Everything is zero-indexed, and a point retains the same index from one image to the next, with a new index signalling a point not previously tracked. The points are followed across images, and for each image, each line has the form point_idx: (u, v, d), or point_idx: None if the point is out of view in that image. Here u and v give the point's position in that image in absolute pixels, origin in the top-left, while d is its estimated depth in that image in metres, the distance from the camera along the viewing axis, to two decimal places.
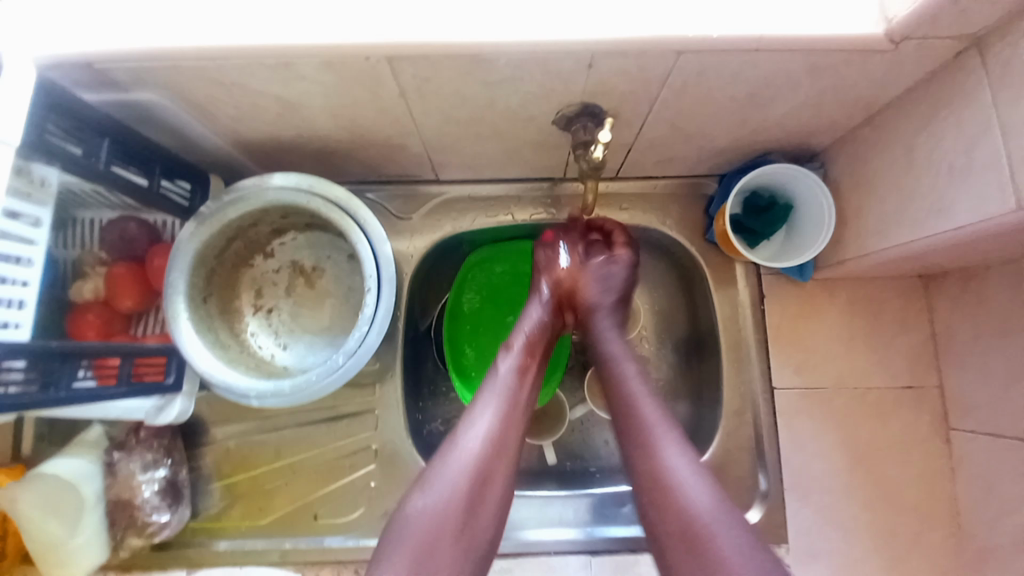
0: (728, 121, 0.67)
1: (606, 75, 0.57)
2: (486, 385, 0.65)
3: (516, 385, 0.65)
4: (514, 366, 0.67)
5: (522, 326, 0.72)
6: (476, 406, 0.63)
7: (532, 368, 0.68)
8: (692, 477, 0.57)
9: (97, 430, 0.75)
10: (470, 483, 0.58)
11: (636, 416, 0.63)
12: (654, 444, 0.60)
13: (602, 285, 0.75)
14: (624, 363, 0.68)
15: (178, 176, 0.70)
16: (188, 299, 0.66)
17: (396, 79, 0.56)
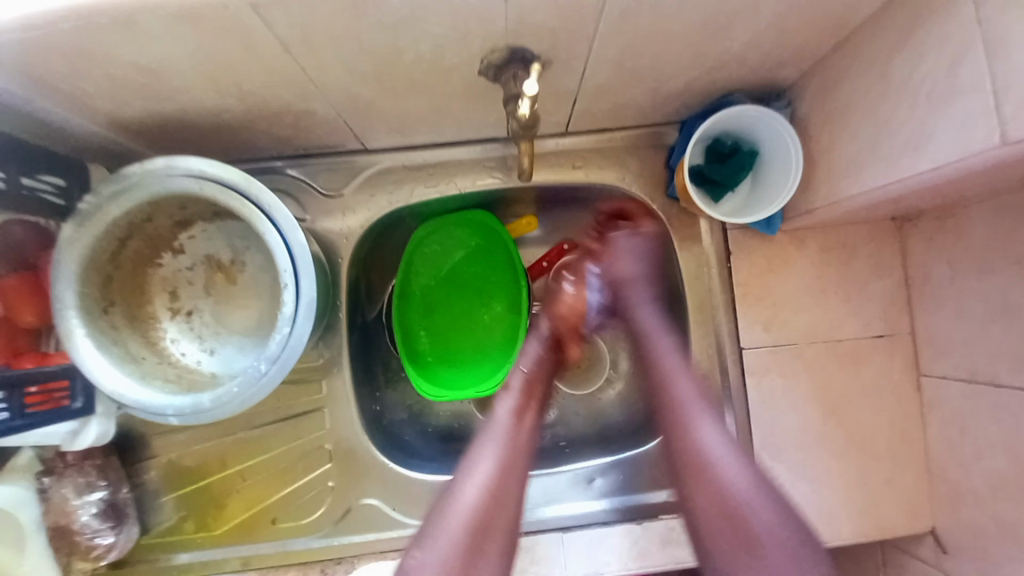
0: (680, 56, 0.58)
1: (528, 9, 0.47)
2: (487, 428, 0.61)
3: (516, 430, 0.61)
4: (516, 408, 0.63)
5: (519, 363, 0.68)
6: (475, 453, 0.60)
7: (531, 409, 0.64)
8: (729, 455, 0.58)
9: (27, 453, 0.67)
10: (468, 536, 0.54)
11: (667, 395, 0.62)
12: (692, 417, 0.60)
13: (636, 260, 0.72)
14: (658, 331, 0.67)
15: (44, 171, 0.59)
16: (83, 312, 0.58)
17: (272, 29, 0.46)
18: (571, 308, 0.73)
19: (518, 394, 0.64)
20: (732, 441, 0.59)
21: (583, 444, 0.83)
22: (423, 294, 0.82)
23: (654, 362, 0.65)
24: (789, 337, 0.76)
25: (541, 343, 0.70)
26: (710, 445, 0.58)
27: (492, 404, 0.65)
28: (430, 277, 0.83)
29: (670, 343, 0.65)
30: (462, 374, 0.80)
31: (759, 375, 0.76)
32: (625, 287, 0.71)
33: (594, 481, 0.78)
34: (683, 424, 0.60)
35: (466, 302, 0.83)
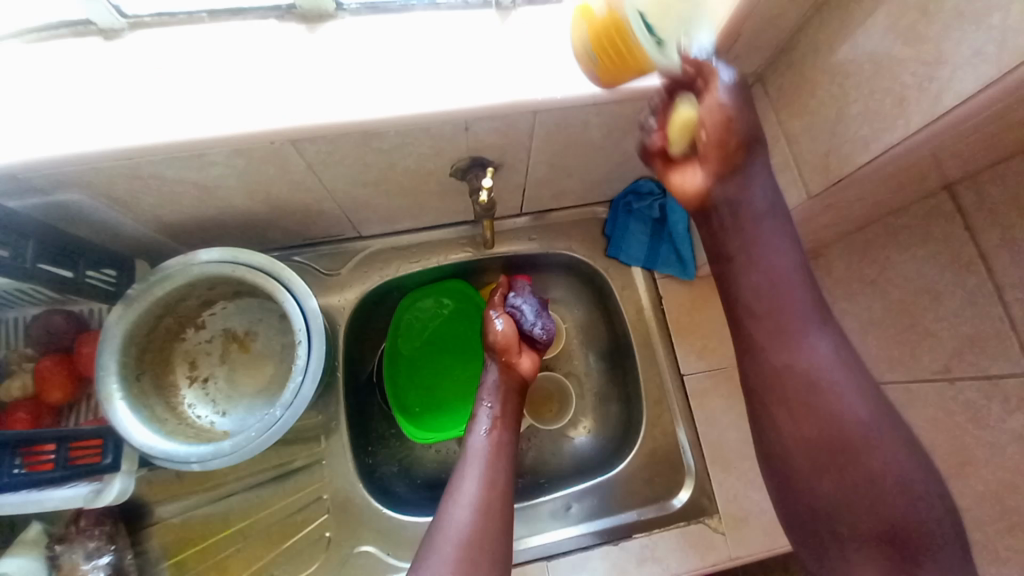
0: (596, 156, 0.80)
1: (483, 133, 0.68)
2: (466, 453, 0.69)
3: (491, 448, 0.69)
4: (490, 429, 0.72)
5: (482, 396, 0.77)
6: (459, 476, 0.66)
7: (501, 425, 0.73)
8: (835, 363, 0.53)
9: (36, 526, 0.72)
10: (462, 547, 0.59)
11: (750, 283, 0.56)
12: (789, 334, 0.54)
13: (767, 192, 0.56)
14: (773, 235, 0.56)
15: (104, 265, 0.73)
16: (121, 379, 0.68)
17: (301, 155, 0.65)
18: (503, 337, 0.79)
19: (490, 416, 0.74)
20: (838, 349, 0.54)
21: (559, 478, 0.92)
22: (408, 353, 0.96)
23: (773, 355, 0.55)
24: (720, 364, 0.91)
25: (497, 372, 0.79)
26: (816, 356, 0.54)
27: (467, 433, 0.73)
28: (414, 339, 0.96)
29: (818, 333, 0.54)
30: (444, 420, 0.92)
31: (701, 398, 0.90)
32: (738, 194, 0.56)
33: (571, 509, 0.86)
34: (781, 334, 0.55)
35: (447, 358, 0.97)
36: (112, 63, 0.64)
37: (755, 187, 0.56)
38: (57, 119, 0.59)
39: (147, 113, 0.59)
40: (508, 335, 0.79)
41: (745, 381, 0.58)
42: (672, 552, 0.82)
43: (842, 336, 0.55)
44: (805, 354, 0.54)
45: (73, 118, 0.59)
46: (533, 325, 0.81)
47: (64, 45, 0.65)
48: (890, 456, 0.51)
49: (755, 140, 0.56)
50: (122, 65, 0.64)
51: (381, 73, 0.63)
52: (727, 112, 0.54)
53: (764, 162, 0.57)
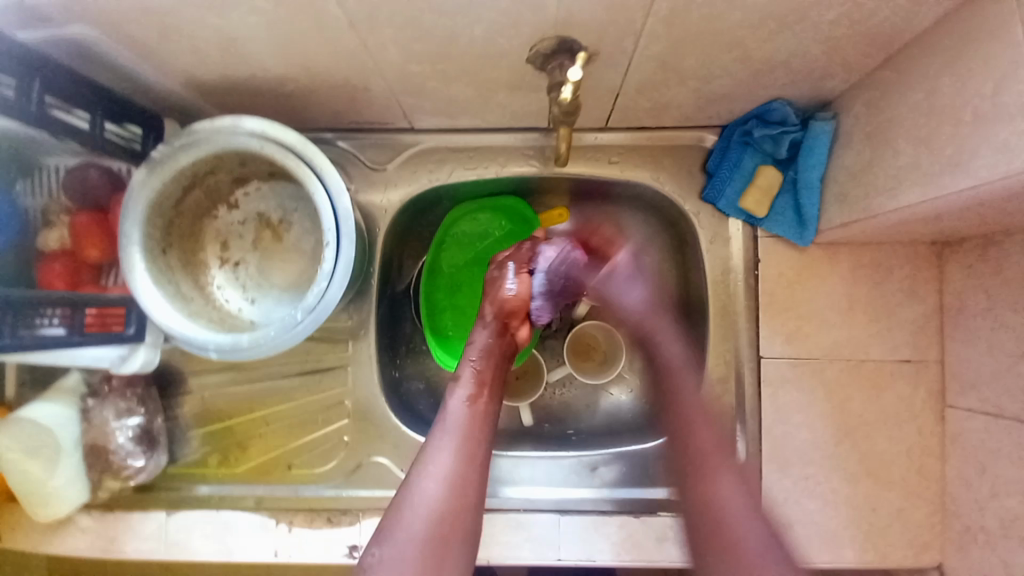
0: (724, 59, 0.59)
1: (579, 0, 0.49)
2: (441, 422, 0.61)
3: (470, 417, 0.61)
4: (469, 397, 0.62)
5: (469, 354, 0.67)
6: (430, 445, 0.58)
7: (486, 393, 0.63)
8: (700, 442, 0.66)
9: (75, 377, 0.75)
10: (432, 527, 0.53)
11: (668, 363, 0.73)
12: (680, 391, 0.70)
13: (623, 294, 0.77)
14: (669, 343, 0.73)
15: (128, 121, 0.66)
16: (145, 250, 0.64)
17: (340, 5, 0.50)
18: (512, 304, 0.71)
19: (472, 382, 0.63)
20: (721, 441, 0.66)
21: (590, 436, 0.85)
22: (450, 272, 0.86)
23: (685, 435, 0.68)
24: (811, 353, 0.76)
25: (490, 333, 0.69)
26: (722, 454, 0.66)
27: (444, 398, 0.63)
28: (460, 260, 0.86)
29: (690, 381, 0.70)
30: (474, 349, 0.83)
31: (775, 387, 0.76)
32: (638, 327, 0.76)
33: (597, 470, 0.79)
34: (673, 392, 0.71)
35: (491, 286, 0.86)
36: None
37: (681, 373, 0.72)
38: None
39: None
40: (519, 301, 0.72)
41: (669, 417, 0.71)
42: None
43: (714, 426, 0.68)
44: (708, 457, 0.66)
45: None
46: (626, 307, 0.76)
47: None
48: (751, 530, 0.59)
49: None
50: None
51: None
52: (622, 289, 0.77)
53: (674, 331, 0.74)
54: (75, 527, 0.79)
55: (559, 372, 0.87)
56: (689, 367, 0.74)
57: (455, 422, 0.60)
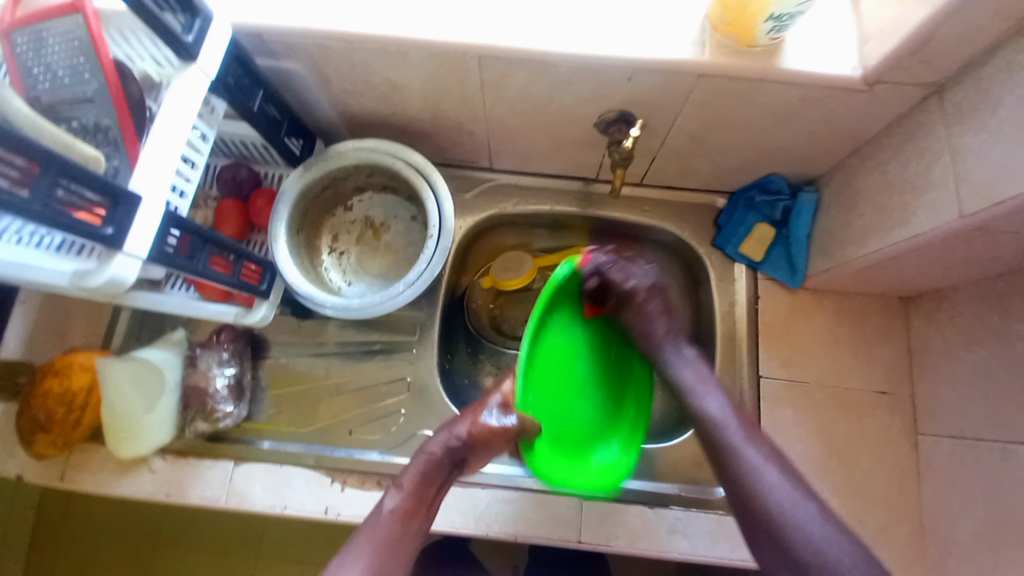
0: (738, 139, 0.82)
1: (643, 87, 0.73)
2: (368, 525, 0.67)
3: (392, 537, 0.66)
4: (399, 509, 0.67)
5: (418, 457, 0.71)
6: (348, 553, 0.64)
7: (417, 514, 0.68)
8: (764, 464, 0.64)
9: (181, 333, 0.92)
10: None
11: (708, 416, 0.69)
12: (733, 446, 0.66)
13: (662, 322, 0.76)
14: (681, 368, 0.74)
15: (296, 134, 0.85)
16: (287, 228, 0.82)
17: (481, 73, 0.73)
18: (485, 429, 0.70)
19: (401, 495, 0.68)
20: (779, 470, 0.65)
21: None
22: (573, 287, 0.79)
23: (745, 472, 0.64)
24: (802, 377, 0.91)
25: (443, 443, 0.71)
26: (718, 413, 0.69)
27: (383, 495, 0.70)
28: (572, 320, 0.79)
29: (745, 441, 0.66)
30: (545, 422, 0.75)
31: (773, 403, 0.90)
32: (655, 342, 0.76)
33: None
34: (723, 446, 0.67)
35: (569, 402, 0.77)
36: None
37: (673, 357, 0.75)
38: None
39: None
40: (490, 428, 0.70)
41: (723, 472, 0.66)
42: (711, 535, 0.83)
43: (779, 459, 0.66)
44: (745, 455, 0.65)
45: None
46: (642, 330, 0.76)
47: None
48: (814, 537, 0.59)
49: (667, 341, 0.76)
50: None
51: (574, 8, 0.70)
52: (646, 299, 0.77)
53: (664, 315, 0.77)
54: (147, 467, 0.84)
55: None
56: (720, 397, 0.71)
57: (372, 540, 0.65)
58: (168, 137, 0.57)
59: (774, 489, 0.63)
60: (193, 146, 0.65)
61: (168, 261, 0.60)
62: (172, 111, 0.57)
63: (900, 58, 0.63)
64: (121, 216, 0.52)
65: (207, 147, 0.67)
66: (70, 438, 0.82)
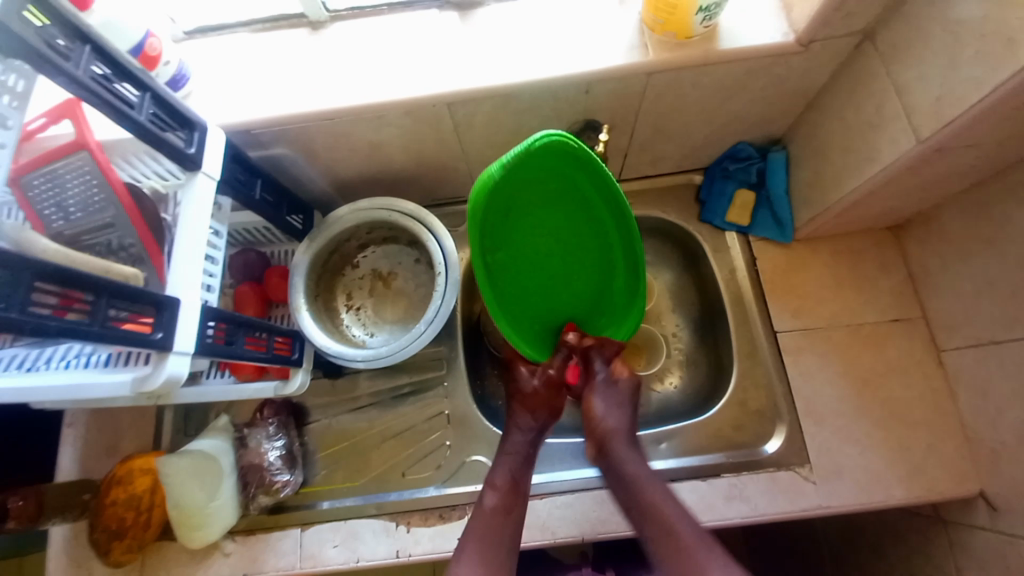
0: (699, 119, 0.88)
1: (601, 94, 0.78)
2: (472, 527, 0.75)
3: (498, 526, 0.74)
4: (500, 499, 0.77)
5: (501, 454, 0.83)
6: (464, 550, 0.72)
7: (514, 507, 0.76)
8: None
9: (224, 418, 0.95)
10: None
11: (672, 528, 0.70)
12: (694, 559, 0.67)
13: (610, 410, 0.84)
14: (644, 476, 0.76)
15: (296, 211, 0.91)
16: (305, 296, 0.87)
17: (452, 117, 0.79)
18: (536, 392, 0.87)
19: (493, 488, 0.78)
20: (736, 572, 0.65)
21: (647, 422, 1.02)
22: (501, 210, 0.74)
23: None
24: (816, 324, 0.94)
25: (518, 432, 0.85)
26: (682, 519, 0.71)
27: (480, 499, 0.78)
28: (515, 240, 0.79)
29: (712, 553, 0.67)
30: (529, 334, 0.87)
31: (795, 354, 0.93)
32: (613, 434, 0.81)
33: (661, 444, 0.93)
34: (683, 561, 0.67)
35: (538, 253, 0.81)
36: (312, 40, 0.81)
37: (627, 455, 0.79)
38: (277, 85, 0.76)
39: (338, 79, 0.76)
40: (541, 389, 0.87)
41: None
42: (766, 493, 0.85)
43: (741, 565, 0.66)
44: (708, 569, 0.65)
45: (281, 87, 0.76)
46: (610, 419, 0.83)
47: (277, 31, 0.83)
48: None
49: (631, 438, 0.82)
50: (319, 41, 0.81)
51: (523, 41, 0.77)
52: (609, 416, 0.83)
53: (626, 412, 0.84)
54: (220, 552, 0.87)
55: None
56: (689, 517, 0.71)
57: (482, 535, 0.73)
58: (192, 242, 0.63)
59: None
60: (211, 243, 0.71)
61: (209, 350, 0.65)
62: (192, 219, 0.63)
63: (825, 17, 0.68)
64: (167, 321, 0.57)
65: (222, 241, 0.73)
66: (143, 539, 0.86)
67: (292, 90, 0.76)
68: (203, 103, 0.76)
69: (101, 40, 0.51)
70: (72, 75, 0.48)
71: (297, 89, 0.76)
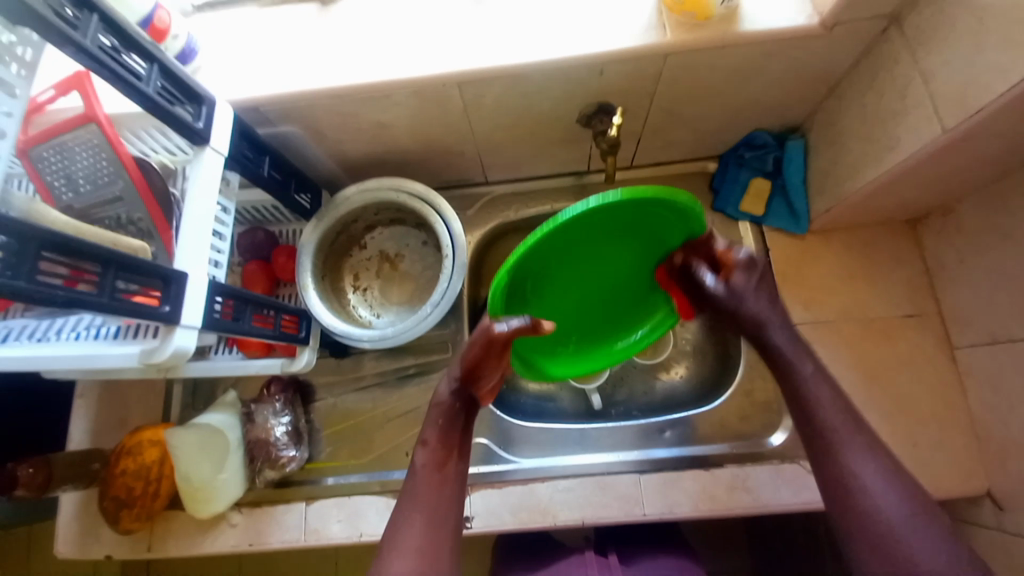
0: (715, 104, 0.85)
1: (614, 76, 0.77)
2: (405, 491, 0.64)
3: (430, 487, 0.63)
4: (434, 458, 0.65)
5: (430, 415, 0.69)
6: (402, 518, 0.61)
7: (449, 461, 0.65)
8: (883, 479, 0.55)
9: (232, 394, 0.96)
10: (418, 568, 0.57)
11: (817, 416, 0.60)
12: (841, 445, 0.57)
13: (753, 298, 0.68)
14: (798, 356, 0.64)
15: (304, 190, 0.91)
16: (312, 275, 0.88)
17: (461, 97, 0.78)
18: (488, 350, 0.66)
19: (425, 446, 0.66)
20: (886, 467, 0.56)
21: (651, 411, 1.02)
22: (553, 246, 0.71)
23: (846, 464, 0.56)
24: (826, 317, 0.92)
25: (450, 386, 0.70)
26: (827, 403, 0.60)
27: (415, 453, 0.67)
28: (555, 285, 0.81)
29: (862, 447, 0.57)
30: (613, 356, 0.88)
31: None
32: (750, 322, 0.67)
33: (664, 433, 0.92)
34: (830, 446, 0.58)
35: (588, 281, 0.83)
36: (321, 16, 0.80)
37: (779, 339, 0.66)
38: (285, 61, 0.76)
39: (346, 55, 0.75)
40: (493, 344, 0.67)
41: (825, 488, 0.57)
42: (768, 486, 0.85)
43: (889, 454, 0.57)
44: (854, 458, 0.56)
45: (290, 63, 0.75)
46: (744, 307, 0.68)
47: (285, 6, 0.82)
48: (927, 556, 0.51)
49: (760, 327, 0.67)
50: (328, 17, 0.80)
51: (536, 21, 0.75)
52: (748, 303, 0.68)
53: (768, 300, 0.68)
54: (227, 523, 0.90)
55: (620, 359, 1.04)
56: (851, 425, 0.58)
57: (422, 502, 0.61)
58: (200, 217, 0.63)
59: (876, 490, 0.55)
60: (219, 220, 0.71)
61: (217, 325, 0.65)
62: (200, 194, 0.63)
63: None
64: (175, 294, 0.58)
65: (230, 218, 0.73)
66: (153, 508, 0.88)
67: (300, 66, 0.75)
68: (211, 79, 0.76)
69: (109, 10, 0.51)
70: (82, 45, 0.48)
71: (306, 65, 0.75)
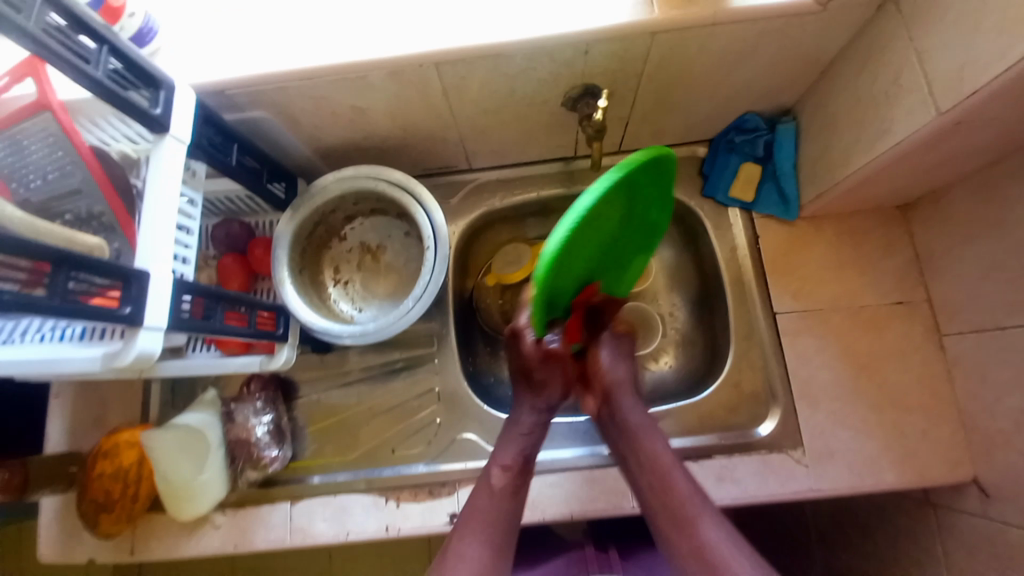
0: (705, 87, 0.82)
1: (600, 57, 0.73)
2: (472, 500, 0.69)
3: (497, 500, 0.67)
4: (506, 472, 0.69)
5: (510, 431, 0.73)
6: (467, 529, 0.65)
7: (520, 481, 0.70)
8: (732, 548, 0.60)
9: (212, 392, 0.94)
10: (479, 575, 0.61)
11: (674, 492, 0.65)
12: (691, 518, 0.63)
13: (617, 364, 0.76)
14: (651, 431, 0.71)
15: (278, 179, 0.87)
16: (289, 269, 0.84)
17: (440, 79, 0.74)
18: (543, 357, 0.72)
19: (500, 461, 0.70)
20: (731, 533, 0.62)
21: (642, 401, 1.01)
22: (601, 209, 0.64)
23: (694, 533, 0.62)
24: (817, 305, 0.91)
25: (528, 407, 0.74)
26: (674, 470, 0.67)
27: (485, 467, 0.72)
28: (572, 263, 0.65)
29: (709, 516, 0.63)
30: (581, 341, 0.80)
31: (793, 335, 0.91)
32: (618, 390, 0.75)
33: None
34: (684, 524, 0.63)
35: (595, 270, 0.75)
36: None
37: (631, 413, 0.73)
38: (251, 41, 0.71)
39: (315, 35, 0.70)
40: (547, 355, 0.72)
41: (679, 565, 0.62)
42: (757, 474, 0.85)
43: (732, 525, 0.63)
44: (702, 533, 0.61)
45: (255, 43, 0.71)
46: (614, 371, 0.76)
47: None
48: None
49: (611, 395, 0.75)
50: None
51: None
52: (614, 368, 0.76)
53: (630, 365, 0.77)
54: (210, 524, 0.87)
55: None
56: (702, 500, 0.65)
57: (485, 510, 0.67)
58: (162, 210, 0.59)
59: (734, 558, 0.59)
60: (184, 212, 0.67)
61: (185, 325, 0.62)
62: (160, 185, 0.59)
63: None
64: (136, 294, 0.54)
65: (197, 211, 0.69)
66: (133, 511, 0.86)
67: (266, 47, 0.70)
68: (172, 61, 0.71)
69: None
70: (26, 28, 0.44)
71: (273, 46, 0.70)
